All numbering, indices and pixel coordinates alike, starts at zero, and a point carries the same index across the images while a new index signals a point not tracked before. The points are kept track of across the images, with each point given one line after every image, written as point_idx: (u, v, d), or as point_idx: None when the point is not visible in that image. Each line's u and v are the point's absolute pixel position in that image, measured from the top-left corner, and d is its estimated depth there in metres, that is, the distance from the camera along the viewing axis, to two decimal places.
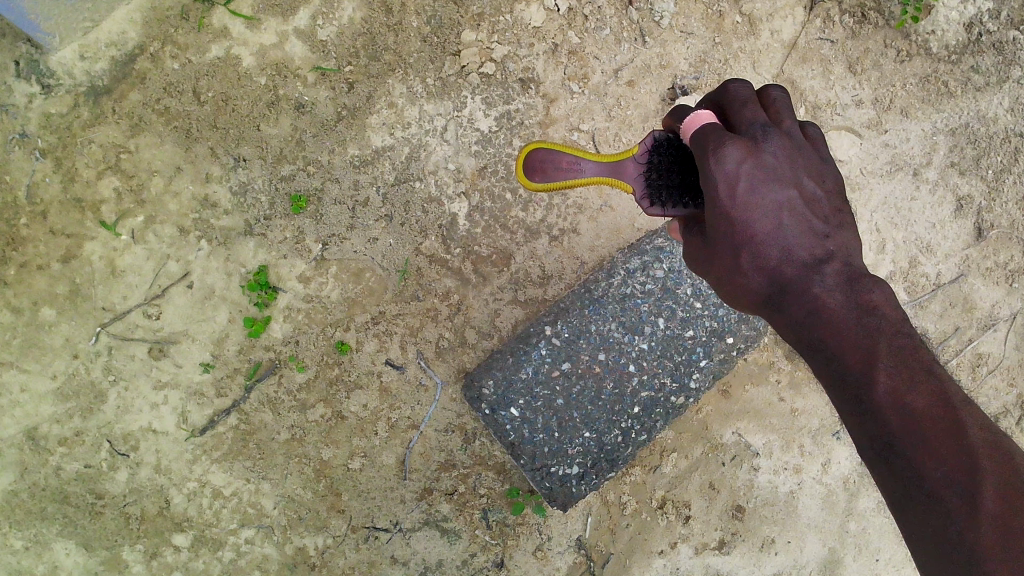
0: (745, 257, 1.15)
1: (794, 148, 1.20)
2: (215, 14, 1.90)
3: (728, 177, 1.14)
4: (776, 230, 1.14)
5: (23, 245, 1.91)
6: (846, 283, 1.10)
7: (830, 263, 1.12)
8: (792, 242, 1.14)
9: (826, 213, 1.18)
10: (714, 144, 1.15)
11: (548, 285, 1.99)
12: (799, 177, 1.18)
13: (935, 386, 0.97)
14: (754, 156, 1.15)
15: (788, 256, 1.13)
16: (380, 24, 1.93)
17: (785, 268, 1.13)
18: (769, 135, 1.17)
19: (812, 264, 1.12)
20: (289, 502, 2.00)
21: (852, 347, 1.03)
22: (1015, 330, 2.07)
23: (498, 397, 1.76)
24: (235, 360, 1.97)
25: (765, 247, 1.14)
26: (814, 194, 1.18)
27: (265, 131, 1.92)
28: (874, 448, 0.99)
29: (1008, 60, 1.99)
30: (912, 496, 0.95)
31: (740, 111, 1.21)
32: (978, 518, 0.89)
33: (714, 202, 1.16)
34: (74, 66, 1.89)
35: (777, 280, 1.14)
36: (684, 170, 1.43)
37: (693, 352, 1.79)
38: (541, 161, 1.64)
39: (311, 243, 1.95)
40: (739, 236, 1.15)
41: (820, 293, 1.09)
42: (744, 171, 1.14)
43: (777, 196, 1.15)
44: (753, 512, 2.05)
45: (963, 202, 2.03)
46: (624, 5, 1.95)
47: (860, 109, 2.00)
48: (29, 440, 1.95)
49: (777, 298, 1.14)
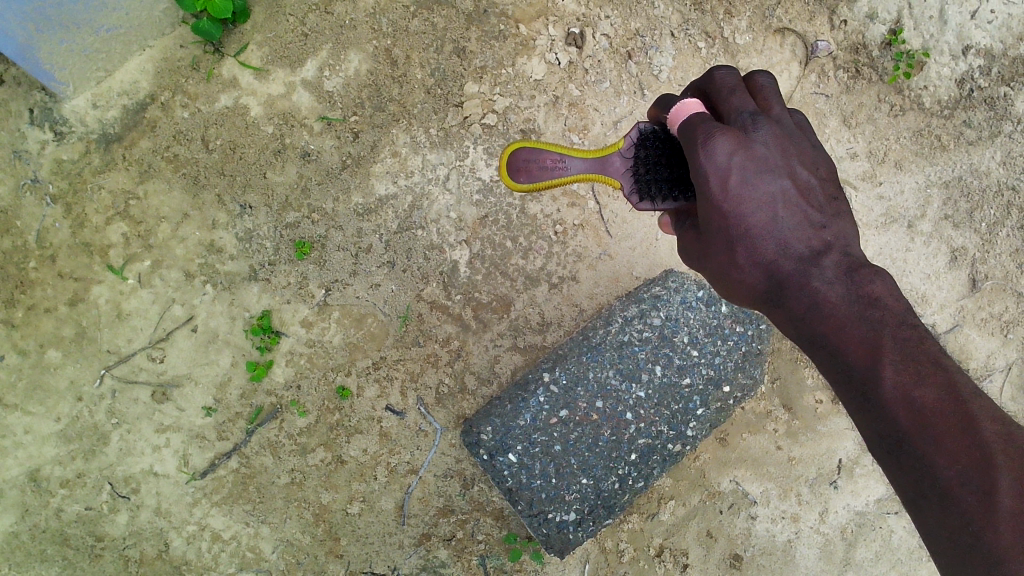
0: (740, 250, 1.18)
1: (784, 135, 1.22)
2: (225, 65, 1.95)
3: (718, 169, 1.17)
4: (770, 223, 1.17)
5: (32, 288, 1.95)
6: (845, 275, 1.12)
7: (829, 255, 1.15)
8: (787, 234, 1.16)
9: (821, 202, 1.21)
10: (703, 136, 1.18)
11: (547, 331, 2.01)
12: (791, 164, 1.21)
13: (942, 379, 0.98)
14: (745, 146, 1.17)
15: (783, 249, 1.15)
16: (385, 76, 1.97)
17: (783, 261, 1.15)
18: (758, 124, 1.20)
19: (810, 256, 1.15)
20: (288, 546, 2.01)
21: (856, 343, 1.04)
22: (1009, 380, 2.09)
23: (496, 443, 1.77)
24: (237, 404, 1.99)
25: (762, 241, 1.16)
26: (808, 182, 1.21)
27: (271, 179, 1.96)
28: (884, 446, 1.00)
29: (999, 115, 2.04)
30: (925, 491, 0.97)
31: (729, 99, 1.24)
32: (995, 517, 0.91)
33: (707, 195, 1.19)
34: (86, 114, 1.94)
35: (774, 274, 1.15)
36: (670, 163, 1.54)
37: (690, 401, 1.80)
38: (525, 162, 1.99)
39: (314, 288, 1.98)
40: (733, 230, 1.18)
41: (819, 287, 1.11)
42: (735, 163, 1.17)
43: (770, 187, 1.17)
44: (751, 561, 2.06)
45: (958, 253, 2.06)
46: (624, 59, 2.01)
47: (854, 161, 2.03)
48: (31, 482, 1.96)
49: (774, 292, 1.15)
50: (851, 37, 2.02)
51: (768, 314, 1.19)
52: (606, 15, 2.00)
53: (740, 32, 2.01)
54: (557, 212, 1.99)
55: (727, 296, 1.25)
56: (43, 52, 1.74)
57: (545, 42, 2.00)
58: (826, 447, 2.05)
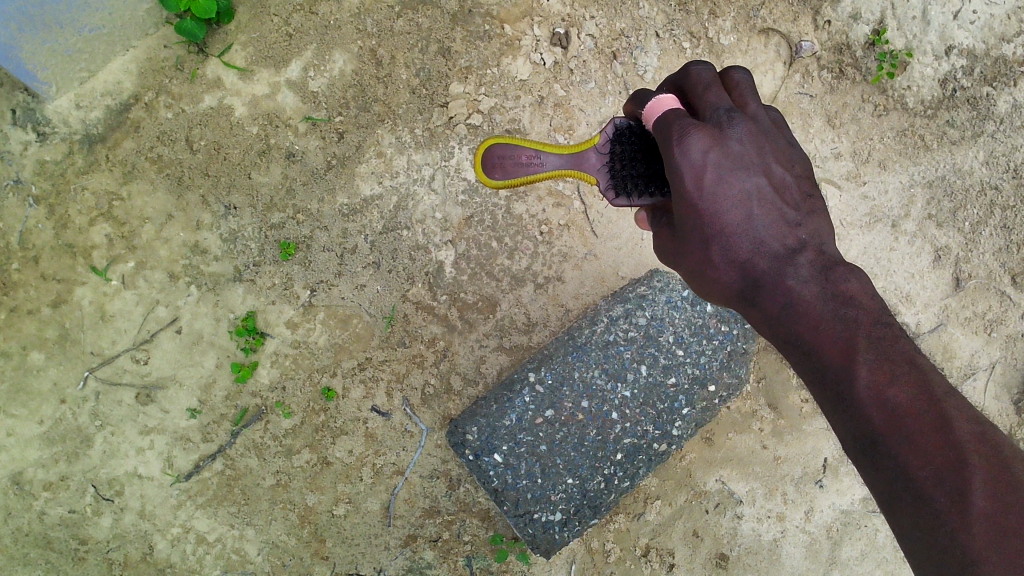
0: (715, 249, 1.18)
1: (759, 133, 1.23)
2: (209, 65, 1.94)
3: (694, 166, 1.16)
4: (747, 221, 1.16)
5: (14, 290, 1.93)
6: (820, 274, 1.13)
7: (804, 254, 1.16)
8: (763, 234, 1.16)
9: (797, 200, 1.21)
10: (678, 133, 1.17)
11: (533, 331, 2.01)
12: (766, 162, 1.21)
13: (916, 378, 0.99)
14: (720, 143, 1.18)
15: (760, 248, 1.16)
16: (370, 76, 1.97)
17: (759, 261, 1.16)
18: (734, 121, 1.20)
19: (786, 255, 1.15)
20: (274, 548, 2.00)
21: (831, 342, 1.05)
22: (993, 379, 2.11)
23: (482, 443, 1.77)
24: (222, 405, 1.98)
25: (737, 239, 1.16)
26: (783, 180, 1.22)
27: (255, 179, 1.96)
28: (859, 447, 1.01)
29: (982, 115, 2.05)
30: (900, 493, 0.96)
31: (705, 95, 1.25)
32: (970, 519, 0.90)
33: (682, 193, 1.18)
34: (69, 115, 1.93)
35: (750, 274, 1.16)
36: (646, 159, 1.52)
37: (675, 400, 1.80)
38: (500, 157, 1.93)
39: (299, 289, 1.98)
40: (708, 228, 1.18)
41: (795, 287, 1.12)
42: (710, 160, 1.16)
43: (746, 184, 1.18)
44: (737, 560, 2.06)
45: (941, 253, 2.07)
46: (609, 59, 2.01)
47: (839, 161, 2.04)
48: (14, 485, 1.95)
49: (751, 291, 1.16)
50: (836, 37, 2.02)
51: (744, 313, 1.20)
52: (591, 15, 2.00)
53: (724, 32, 2.02)
54: (542, 212, 1.99)
55: (701, 295, 1.25)
56: (25, 52, 1.73)
57: (530, 42, 2.00)
58: (811, 446, 2.06)
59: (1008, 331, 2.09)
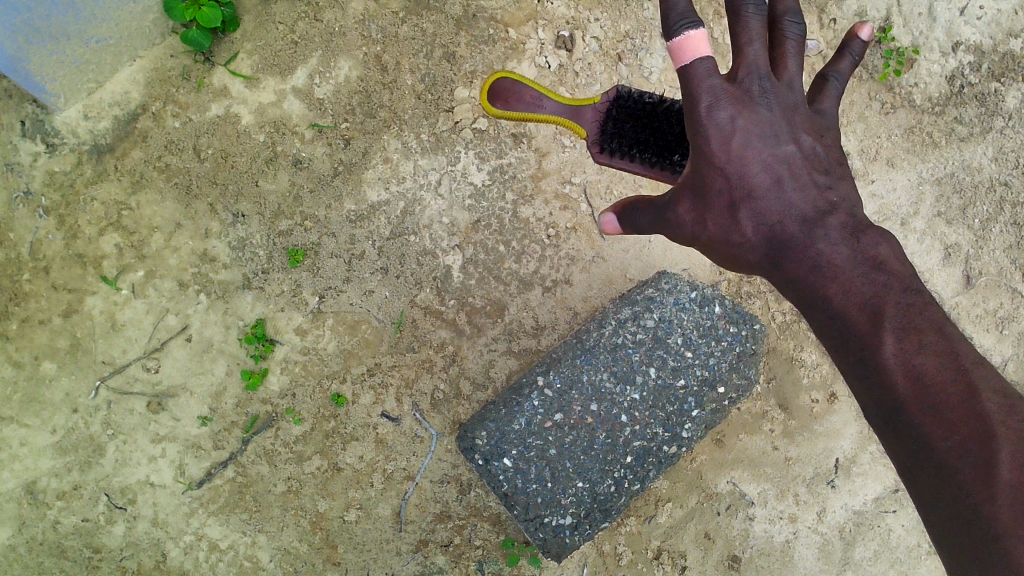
0: (744, 211, 1.27)
1: (790, 100, 1.30)
2: (215, 74, 1.95)
3: (722, 131, 1.26)
4: (775, 187, 1.26)
5: (26, 300, 1.94)
6: (850, 238, 1.20)
7: (834, 216, 1.23)
8: (792, 198, 1.25)
9: (825, 166, 1.30)
10: (707, 97, 1.26)
11: (541, 335, 2.01)
12: (796, 127, 1.30)
13: (944, 346, 1.04)
14: (748, 110, 1.27)
15: (789, 213, 1.24)
16: (375, 82, 1.97)
17: (787, 224, 1.24)
18: (765, 87, 1.28)
19: (816, 219, 1.23)
20: (286, 555, 2.01)
21: (860, 310, 1.11)
22: (1006, 377, 2.08)
23: (492, 447, 1.76)
24: (233, 413, 1.98)
25: (767, 204, 1.25)
26: (811, 148, 1.30)
27: (263, 187, 1.96)
28: (882, 413, 1.07)
29: (990, 111, 2.04)
30: (922, 458, 1.02)
31: (745, 49, 1.28)
32: (993, 489, 0.95)
33: (709, 153, 1.28)
34: (77, 126, 1.94)
35: (778, 239, 1.24)
36: (637, 124, 1.78)
37: (684, 402, 1.79)
38: (507, 89, 1.99)
39: (308, 296, 1.98)
40: (737, 190, 1.27)
41: (824, 251, 1.19)
42: (737, 126, 1.26)
43: (774, 151, 1.27)
44: (749, 562, 2.05)
45: (951, 250, 2.05)
46: (614, 61, 2.01)
47: (847, 160, 2.01)
48: (28, 494, 1.96)
49: (777, 256, 1.25)
50: (842, 35, 2.01)
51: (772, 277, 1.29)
52: (596, 18, 2.01)
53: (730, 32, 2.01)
54: (549, 216, 2.00)
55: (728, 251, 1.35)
56: (33, 64, 1.74)
57: (534, 45, 2.00)
58: (822, 446, 2.05)
59: (1019, 328, 2.07)
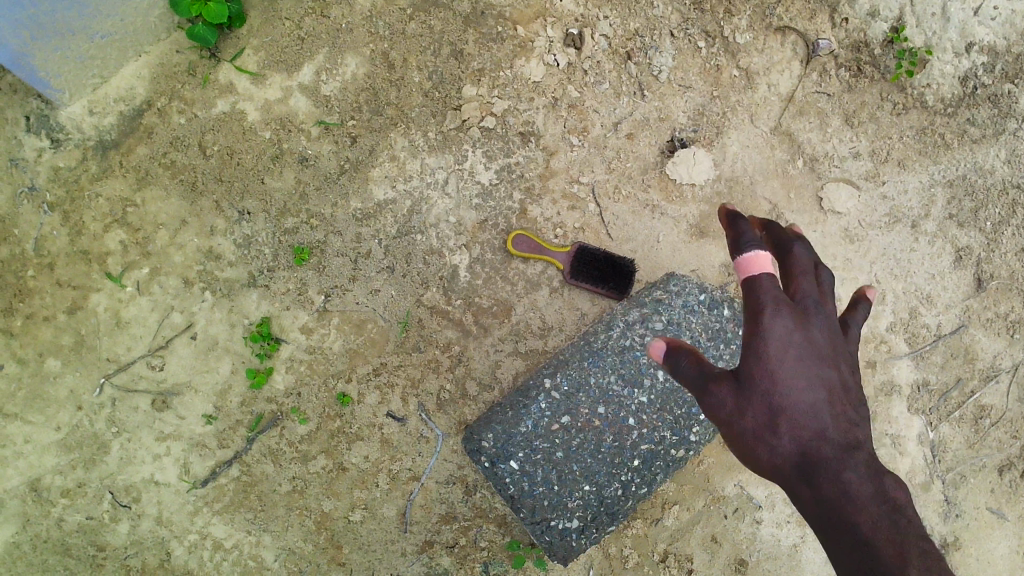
0: (781, 421, 1.02)
1: (838, 341, 1.10)
2: (221, 70, 1.94)
3: (780, 340, 1.05)
4: (814, 408, 1.02)
5: (31, 296, 1.93)
6: (876, 475, 0.96)
7: (862, 451, 0.99)
8: (827, 422, 1.01)
9: (861, 423, 1.04)
10: (767, 306, 1.06)
11: (548, 336, 1.99)
12: (841, 362, 1.08)
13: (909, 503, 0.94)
14: (805, 327, 1.07)
15: (823, 435, 1.00)
16: (382, 80, 1.96)
17: (823, 445, 0.99)
18: (819, 314, 1.09)
19: (846, 447, 0.99)
20: (290, 555, 2.00)
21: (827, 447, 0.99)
22: (1016, 381, 2.06)
23: (498, 450, 1.75)
24: (237, 412, 1.97)
25: (802, 420, 1.01)
26: (851, 388, 1.06)
27: (269, 184, 1.95)
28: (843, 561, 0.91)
29: (1003, 113, 2.02)
30: None
31: (798, 280, 1.13)
32: None
33: (757, 358, 1.06)
34: (82, 121, 1.93)
35: (806, 458, 0.99)
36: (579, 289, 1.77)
37: (693, 405, 1.78)
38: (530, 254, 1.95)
39: (314, 294, 1.97)
40: (772, 402, 1.03)
41: (851, 478, 0.96)
42: (796, 340, 1.05)
43: (821, 376, 1.04)
44: (757, 565, 2.04)
45: (963, 253, 2.04)
46: (623, 60, 1.99)
47: (857, 161, 2.02)
48: (32, 491, 1.95)
49: (807, 475, 0.98)
50: (854, 35, 1.99)
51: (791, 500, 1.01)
52: (605, 16, 1.98)
53: (740, 30, 1.99)
54: (557, 216, 1.99)
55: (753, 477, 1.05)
56: (37, 59, 1.73)
57: (543, 43, 1.98)
58: None
59: None
